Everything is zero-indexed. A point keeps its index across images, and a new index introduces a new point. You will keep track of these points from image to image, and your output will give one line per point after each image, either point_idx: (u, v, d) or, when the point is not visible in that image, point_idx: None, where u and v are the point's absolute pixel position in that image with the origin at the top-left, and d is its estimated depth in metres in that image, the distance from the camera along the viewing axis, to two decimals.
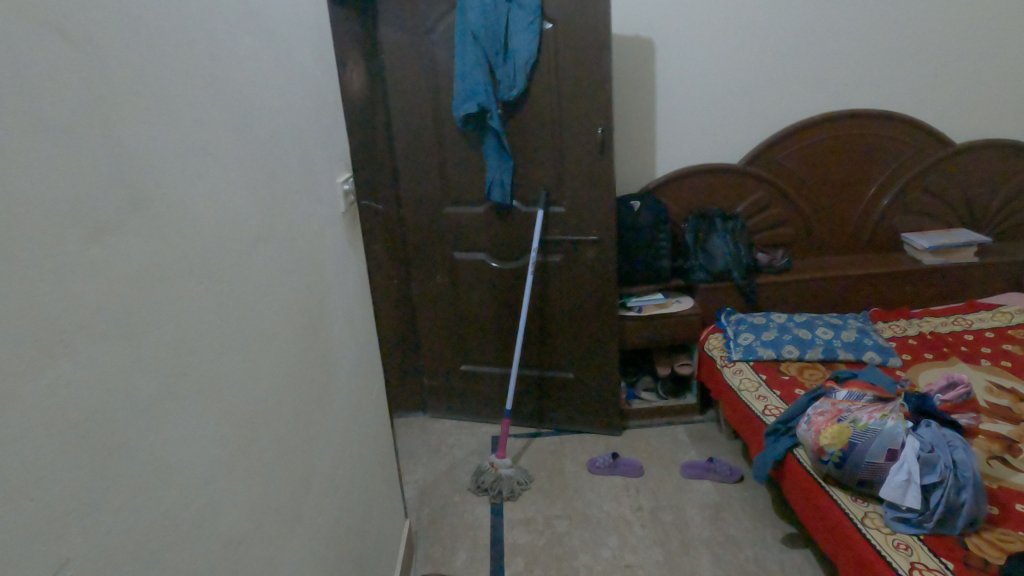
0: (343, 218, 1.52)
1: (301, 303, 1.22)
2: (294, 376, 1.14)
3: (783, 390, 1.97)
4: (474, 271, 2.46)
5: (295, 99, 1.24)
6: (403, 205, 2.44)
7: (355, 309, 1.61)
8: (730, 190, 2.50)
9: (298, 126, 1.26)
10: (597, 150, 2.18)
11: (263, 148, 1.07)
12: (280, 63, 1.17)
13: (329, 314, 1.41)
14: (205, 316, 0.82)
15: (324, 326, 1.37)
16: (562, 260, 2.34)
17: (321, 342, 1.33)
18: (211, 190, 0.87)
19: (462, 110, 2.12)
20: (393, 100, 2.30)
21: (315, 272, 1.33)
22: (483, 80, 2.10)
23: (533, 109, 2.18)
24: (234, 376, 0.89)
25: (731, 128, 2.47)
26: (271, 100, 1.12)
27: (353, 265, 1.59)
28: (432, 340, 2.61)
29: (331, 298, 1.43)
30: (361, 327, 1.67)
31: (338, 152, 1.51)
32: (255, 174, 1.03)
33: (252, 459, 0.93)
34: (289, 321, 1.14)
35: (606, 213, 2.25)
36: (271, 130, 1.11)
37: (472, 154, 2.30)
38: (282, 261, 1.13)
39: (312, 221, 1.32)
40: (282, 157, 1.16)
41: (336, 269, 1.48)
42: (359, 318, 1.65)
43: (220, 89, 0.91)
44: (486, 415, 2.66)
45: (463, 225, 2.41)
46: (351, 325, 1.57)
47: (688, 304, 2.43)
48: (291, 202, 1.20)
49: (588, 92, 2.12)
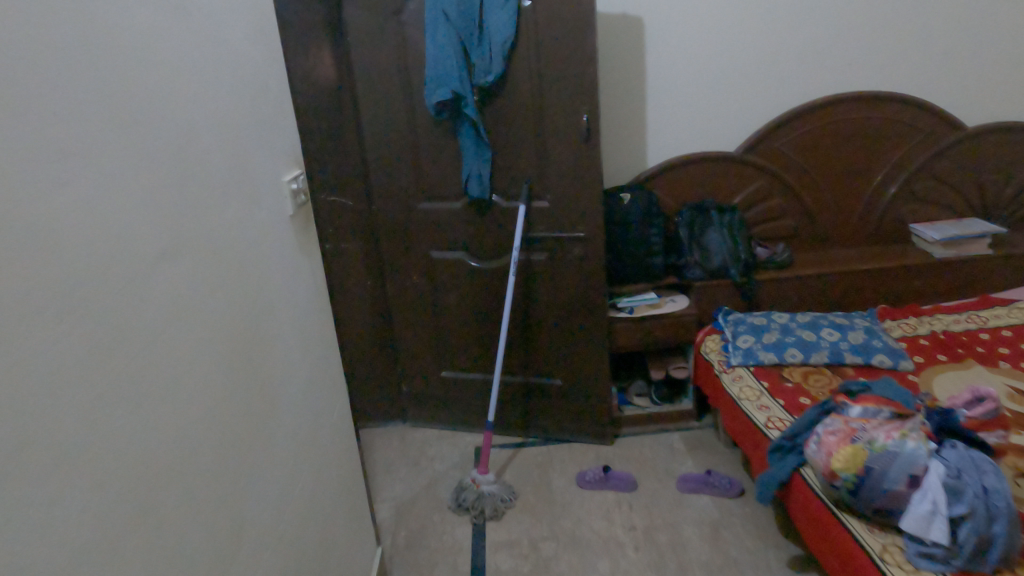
0: (291, 221, 1.34)
1: (221, 325, 1.04)
2: (205, 415, 0.97)
3: (787, 400, 1.82)
4: (452, 271, 2.28)
5: (215, 82, 1.06)
6: (375, 201, 2.26)
7: (306, 322, 1.43)
8: (728, 180, 2.33)
9: (221, 115, 1.08)
10: (583, 139, 2.00)
11: (164, 143, 0.91)
12: (191, 39, 0.99)
13: (269, 332, 1.24)
14: (48, 359, 0.65)
15: (260, 346, 1.19)
16: (547, 258, 2.17)
17: (253, 365, 1.16)
18: (70, 195, 0.70)
19: (434, 99, 1.92)
20: (360, 85, 2.11)
21: (249, 285, 1.15)
22: (457, 66, 1.90)
23: (512, 95, 2.00)
24: (104, 431, 0.72)
25: (726, 113, 2.29)
26: (174, 81, 0.93)
27: (304, 273, 1.41)
28: (409, 344, 2.44)
29: (272, 312, 1.25)
30: (316, 342, 1.49)
31: (284, 143, 1.34)
32: (143, 173, 0.85)
33: (130, 530, 0.76)
34: (199, 347, 0.97)
35: (593, 208, 2.08)
36: (176, 121, 0.94)
37: (448, 145, 2.12)
38: (190, 276, 0.95)
39: (243, 225, 1.14)
40: (195, 155, 0.99)
41: (281, 278, 1.30)
42: (313, 331, 1.47)
43: (89, 68, 0.75)
44: (467, 424, 2.49)
45: (439, 221, 2.23)
46: (299, 342, 1.39)
47: (683, 303, 2.26)
48: (210, 207, 1.03)
49: (573, 76, 1.94)
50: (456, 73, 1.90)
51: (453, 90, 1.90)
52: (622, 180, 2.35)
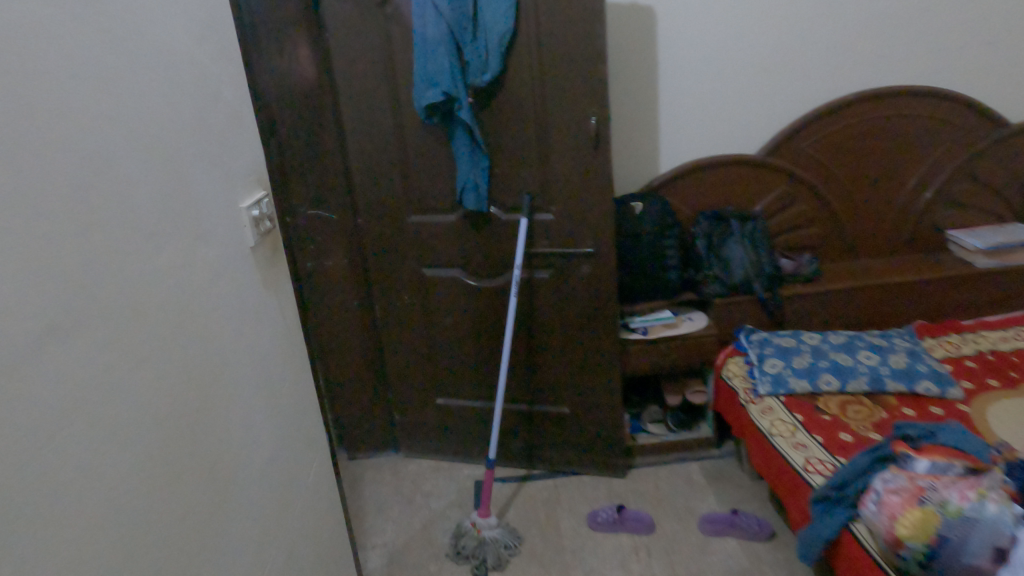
0: (254, 253, 1.13)
1: (152, 398, 0.83)
2: (124, 522, 0.75)
3: (826, 437, 1.62)
4: (447, 290, 2.07)
5: (143, 91, 0.85)
6: (362, 215, 2.05)
7: (276, 371, 1.22)
8: (749, 187, 2.12)
9: (152, 133, 0.86)
10: (591, 145, 1.79)
11: (59, 169, 0.69)
12: (103, 37, 0.77)
13: (223, 392, 1.02)
14: None
15: (212, 412, 0.98)
16: (551, 276, 1.96)
17: (203, 438, 0.95)
18: None
19: (425, 102, 1.71)
20: (341, 87, 1.89)
21: (195, 339, 0.94)
22: (450, 65, 1.69)
23: (511, 97, 1.79)
24: None
25: (746, 112, 2.08)
26: (80, 95, 0.72)
27: (272, 312, 1.20)
28: (401, 369, 2.23)
29: (228, 367, 1.04)
30: (288, 392, 1.28)
31: (244, 162, 1.13)
32: (17, 215, 0.63)
33: None
34: (115, 436, 0.75)
35: (603, 221, 1.87)
36: (79, 140, 0.72)
37: (441, 153, 1.90)
38: (101, 344, 0.73)
39: (184, 266, 0.92)
40: (110, 182, 0.77)
41: (242, 325, 1.09)
42: (284, 379, 1.26)
43: None
44: (465, 455, 2.28)
45: (431, 236, 2.01)
46: (266, 396, 1.18)
47: (702, 323, 2.06)
48: (133, 250, 0.81)
49: (579, 74, 1.73)
50: (448, 73, 1.69)
51: (445, 91, 1.69)
52: (633, 188, 2.14)
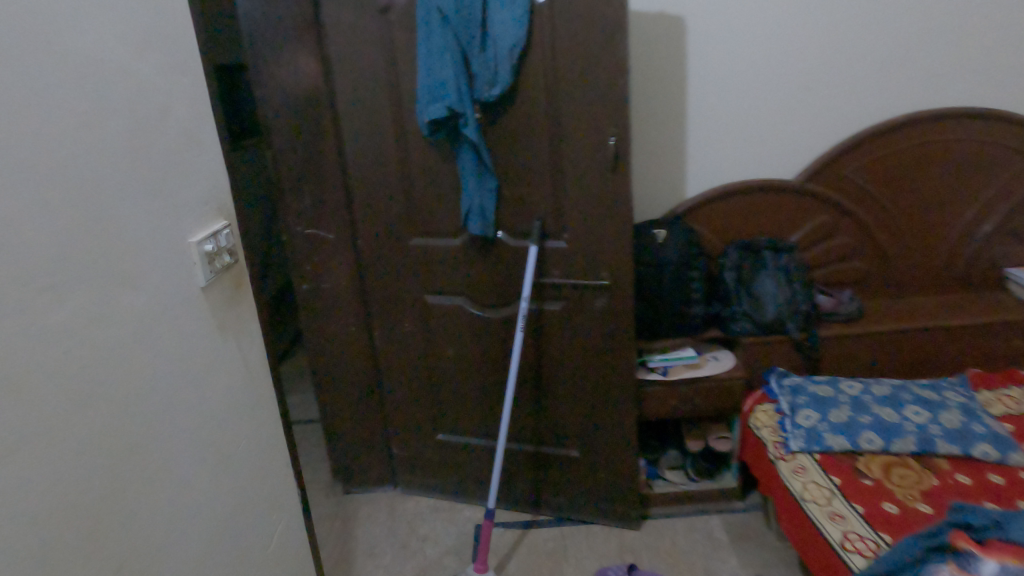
0: (206, 293, 0.99)
1: (32, 486, 0.68)
2: None
3: (868, 508, 1.42)
4: (450, 319, 1.91)
5: (50, 111, 0.71)
6: (361, 236, 1.91)
7: (232, 427, 1.08)
8: (784, 215, 1.94)
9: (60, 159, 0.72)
10: (610, 168, 1.62)
11: None
12: None
13: (149, 460, 0.87)
14: None
15: (128, 487, 0.83)
16: (562, 308, 1.79)
17: (112, 520, 0.80)
18: None
19: (428, 118, 1.55)
20: (342, 98, 1.76)
21: (110, 402, 0.79)
22: (456, 77, 1.53)
23: (523, 113, 1.63)
24: None
25: (784, 133, 1.90)
26: None
27: (229, 358, 1.05)
28: (400, 400, 2.08)
29: (161, 430, 0.89)
30: (248, 449, 1.13)
31: (200, 189, 0.98)
32: None
33: None
34: None
35: (621, 251, 1.70)
36: None
37: (445, 172, 1.75)
38: None
39: (99, 319, 0.77)
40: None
41: (186, 378, 0.94)
42: (245, 434, 1.12)
43: None
44: (466, 496, 2.12)
45: (434, 261, 1.86)
46: (215, 456, 1.03)
47: (726, 365, 1.88)
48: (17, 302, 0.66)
49: (598, 89, 1.56)
50: (455, 86, 1.53)
51: (451, 106, 1.53)
52: (657, 214, 1.96)
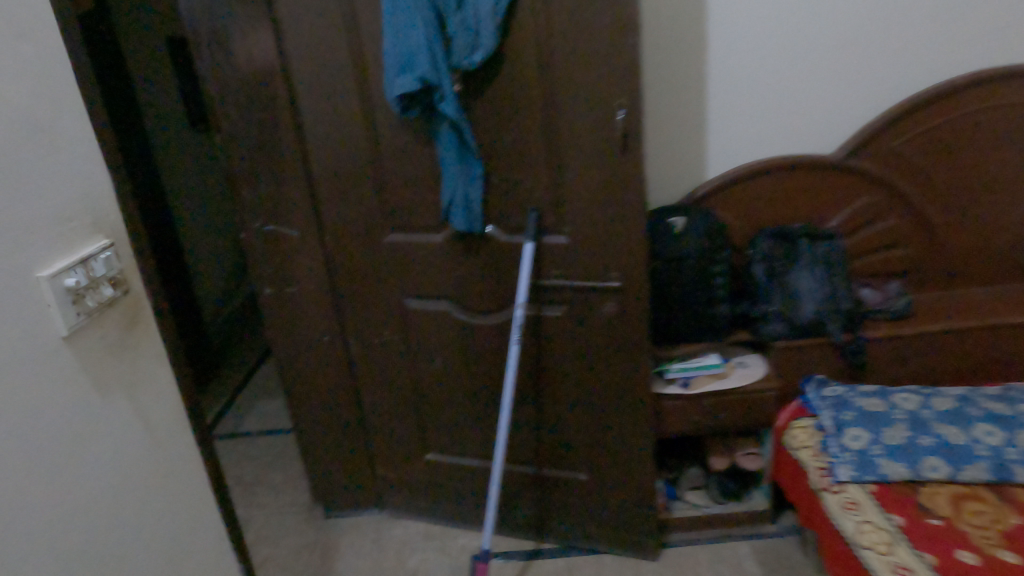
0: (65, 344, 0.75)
1: None
2: None
3: (938, 557, 1.17)
4: (436, 326, 1.65)
5: None
6: (328, 234, 1.64)
7: (118, 507, 0.83)
8: (822, 197, 1.66)
9: None
10: (618, 148, 1.34)
11: None
12: None
13: None
14: None
15: None
16: (564, 314, 1.53)
17: None
18: None
19: (397, 93, 1.28)
20: (296, 71, 1.47)
21: None
22: (430, 41, 1.25)
23: (512, 83, 1.35)
24: None
25: (823, 100, 1.61)
26: None
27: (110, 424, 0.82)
28: (383, 416, 1.83)
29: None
30: (151, 529, 0.89)
31: (43, 199, 0.73)
32: None
33: None
34: None
35: (632, 247, 1.43)
36: None
37: (423, 156, 1.47)
38: None
39: None
40: None
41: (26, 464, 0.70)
42: (143, 510, 0.87)
43: None
44: (460, 520, 1.89)
45: (414, 261, 1.59)
46: (94, 551, 0.79)
47: (757, 372, 1.61)
48: None
49: (602, 51, 1.27)
50: (428, 53, 1.25)
51: (424, 78, 1.26)
52: (674, 200, 1.69)
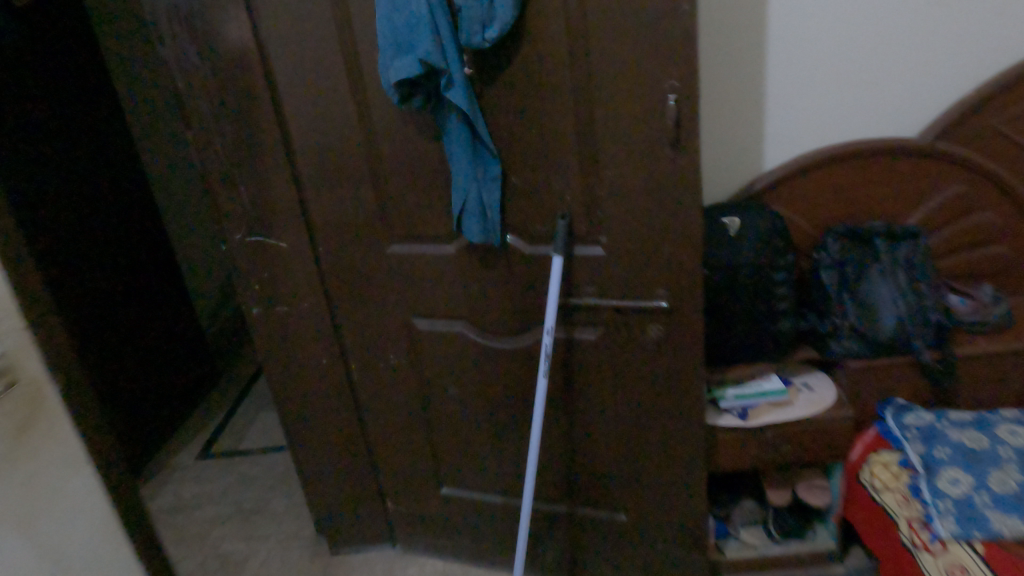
0: None
1: None
2: None
3: None
4: (448, 349, 1.43)
5: None
6: (321, 245, 1.41)
7: None
8: (902, 189, 1.40)
9: None
10: (668, 140, 1.09)
11: None
12: None
13: None
14: None
15: None
16: (600, 336, 1.29)
17: None
18: None
19: (394, 80, 1.06)
20: (275, 53, 1.22)
21: None
22: (433, 17, 1.03)
23: (537, 62, 1.10)
24: None
25: (909, 73, 1.33)
26: None
27: None
28: (391, 446, 1.62)
29: None
30: None
31: None
32: None
33: None
34: None
35: (685, 258, 1.18)
36: None
37: (428, 154, 1.23)
38: None
39: None
40: None
41: None
42: None
43: None
44: (481, 559, 1.68)
45: (422, 275, 1.36)
46: None
47: (828, 396, 1.37)
48: None
49: (649, 19, 1.02)
50: (431, 30, 1.03)
51: (426, 62, 1.04)
52: (727, 193, 1.44)
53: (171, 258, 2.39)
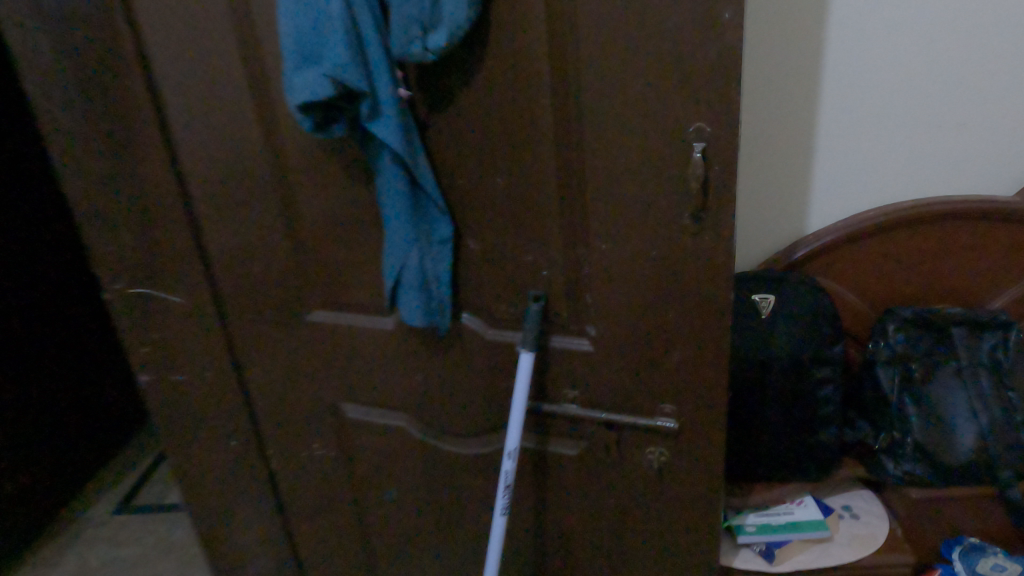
0: None
1: None
2: None
3: None
4: (388, 444, 1.09)
5: None
6: (228, 307, 1.08)
7: None
8: (988, 263, 1.07)
9: None
10: (689, 211, 0.75)
11: None
12: None
13: None
14: None
15: None
16: (582, 452, 0.96)
17: None
18: None
19: (296, 102, 0.73)
20: (153, 57, 0.89)
21: None
22: (350, 13, 0.70)
23: (504, 89, 0.76)
24: None
25: (1012, 117, 0.99)
26: None
27: None
28: (320, 548, 1.28)
29: None
30: None
31: None
32: None
33: None
34: None
35: (705, 370, 0.84)
36: None
37: (360, 201, 0.90)
38: None
39: None
40: None
41: None
42: None
43: None
44: None
45: (353, 352, 1.03)
46: None
47: (880, 532, 1.05)
48: None
49: (669, 34, 0.68)
50: (346, 35, 0.70)
51: (340, 80, 0.71)
52: (765, 253, 1.11)
53: (72, 286, 1.88)
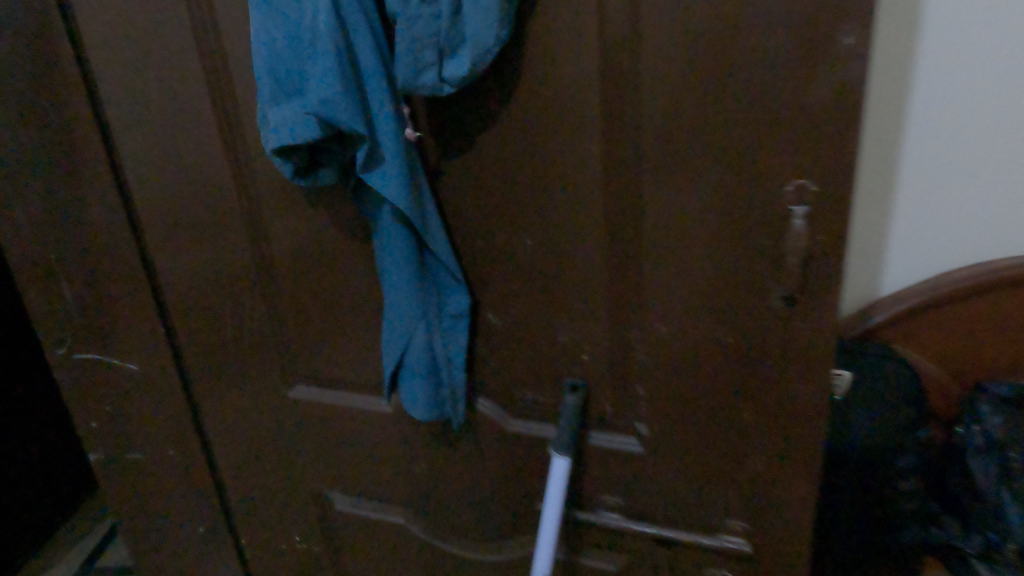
0: None
1: None
2: None
3: None
4: (384, 543, 0.91)
5: None
6: (195, 378, 0.90)
7: None
8: None
9: None
10: (778, 295, 0.58)
11: None
12: None
13: None
14: None
15: None
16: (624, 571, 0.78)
17: None
18: None
19: (272, 147, 0.56)
20: (104, 83, 0.73)
21: None
22: (345, 33, 0.54)
23: (536, 134, 0.60)
24: None
25: None
26: None
27: None
28: None
29: None
30: None
31: None
32: None
33: None
34: None
35: (785, 485, 0.66)
36: None
37: (355, 264, 0.73)
38: None
39: None
40: None
41: None
42: None
43: None
44: None
45: (344, 438, 0.86)
46: None
47: None
48: None
49: (764, 69, 0.51)
50: (336, 60, 0.53)
51: (328, 120, 0.54)
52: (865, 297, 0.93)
53: None
